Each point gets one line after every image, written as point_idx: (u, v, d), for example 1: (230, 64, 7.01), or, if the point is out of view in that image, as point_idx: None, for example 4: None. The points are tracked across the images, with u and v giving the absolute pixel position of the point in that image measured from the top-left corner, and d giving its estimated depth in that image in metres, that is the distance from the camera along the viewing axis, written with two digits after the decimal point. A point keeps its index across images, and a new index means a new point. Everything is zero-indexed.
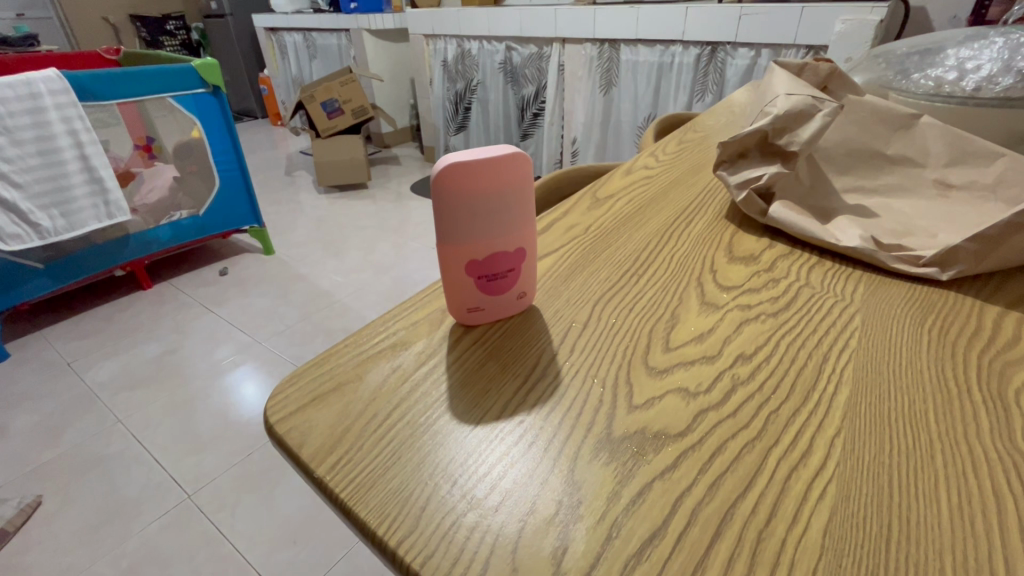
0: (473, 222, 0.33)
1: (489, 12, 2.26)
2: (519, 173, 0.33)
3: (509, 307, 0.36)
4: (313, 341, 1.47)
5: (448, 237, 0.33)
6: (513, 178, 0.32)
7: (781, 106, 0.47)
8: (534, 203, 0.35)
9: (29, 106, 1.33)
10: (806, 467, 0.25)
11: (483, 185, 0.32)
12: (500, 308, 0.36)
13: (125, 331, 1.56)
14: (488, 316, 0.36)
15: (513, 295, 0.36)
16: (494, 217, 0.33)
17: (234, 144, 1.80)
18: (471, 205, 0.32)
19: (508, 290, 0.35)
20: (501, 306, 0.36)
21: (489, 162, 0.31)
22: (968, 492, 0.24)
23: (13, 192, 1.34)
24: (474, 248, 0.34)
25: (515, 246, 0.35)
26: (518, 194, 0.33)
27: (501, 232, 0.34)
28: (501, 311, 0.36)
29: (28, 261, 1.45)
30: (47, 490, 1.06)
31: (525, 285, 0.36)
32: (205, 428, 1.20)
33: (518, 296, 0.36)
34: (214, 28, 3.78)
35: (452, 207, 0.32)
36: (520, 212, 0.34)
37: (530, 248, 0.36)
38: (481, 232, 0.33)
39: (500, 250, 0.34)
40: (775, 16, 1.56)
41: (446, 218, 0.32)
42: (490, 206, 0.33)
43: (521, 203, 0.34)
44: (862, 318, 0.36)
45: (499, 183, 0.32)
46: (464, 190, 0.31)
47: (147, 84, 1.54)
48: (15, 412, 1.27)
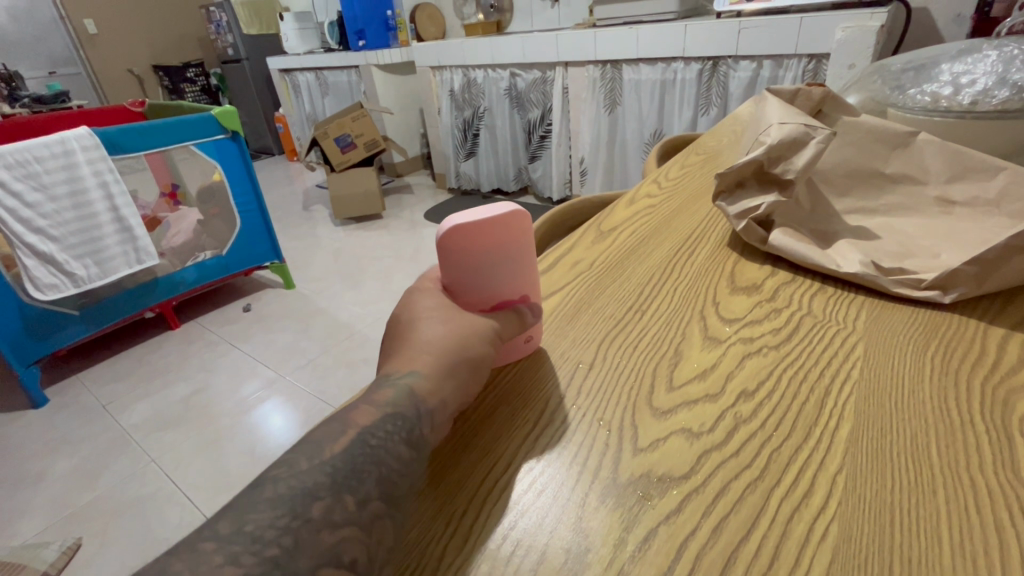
0: (480, 276, 0.35)
1: (492, 41, 2.32)
2: (521, 226, 0.35)
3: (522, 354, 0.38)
4: (336, 373, 1.51)
5: (455, 289, 0.35)
6: (515, 232, 0.35)
7: (775, 136, 0.48)
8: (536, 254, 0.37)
9: (64, 163, 1.41)
10: (808, 508, 0.26)
11: (486, 242, 0.34)
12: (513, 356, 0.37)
13: (157, 372, 1.62)
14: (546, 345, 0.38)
15: (520, 340, 0.37)
16: (500, 269, 0.35)
17: (253, 185, 1.87)
18: (476, 262, 0.34)
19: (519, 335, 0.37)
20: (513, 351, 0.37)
21: (487, 222, 0.33)
22: (969, 530, 0.24)
23: (49, 244, 1.42)
24: (481, 298, 0.36)
25: (519, 295, 0.37)
26: (521, 245, 0.35)
27: (509, 281, 0.36)
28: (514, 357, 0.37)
29: (65, 308, 1.52)
30: (86, 533, 1.09)
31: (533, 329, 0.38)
32: (233, 465, 1.23)
33: (527, 340, 0.38)
34: (232, 73, 3.96)
35: (458, 264, 0.34)
36: (525, 263, 0.36)
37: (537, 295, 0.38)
38: (486, 284, 0.35)
39: (505, 298, 0.36)
40: (775, 27, 1.57)
41: (451, 271, 0.34)
42: (494, 259, 0.34)
43: (525, 254, 0.36)
44: (864, 347, 0.36)
45: (503, 235, 0.34)
46: (470, 247, 0.33)
47: (171, 135, 1.62)
48: (54, 457, 1.32)
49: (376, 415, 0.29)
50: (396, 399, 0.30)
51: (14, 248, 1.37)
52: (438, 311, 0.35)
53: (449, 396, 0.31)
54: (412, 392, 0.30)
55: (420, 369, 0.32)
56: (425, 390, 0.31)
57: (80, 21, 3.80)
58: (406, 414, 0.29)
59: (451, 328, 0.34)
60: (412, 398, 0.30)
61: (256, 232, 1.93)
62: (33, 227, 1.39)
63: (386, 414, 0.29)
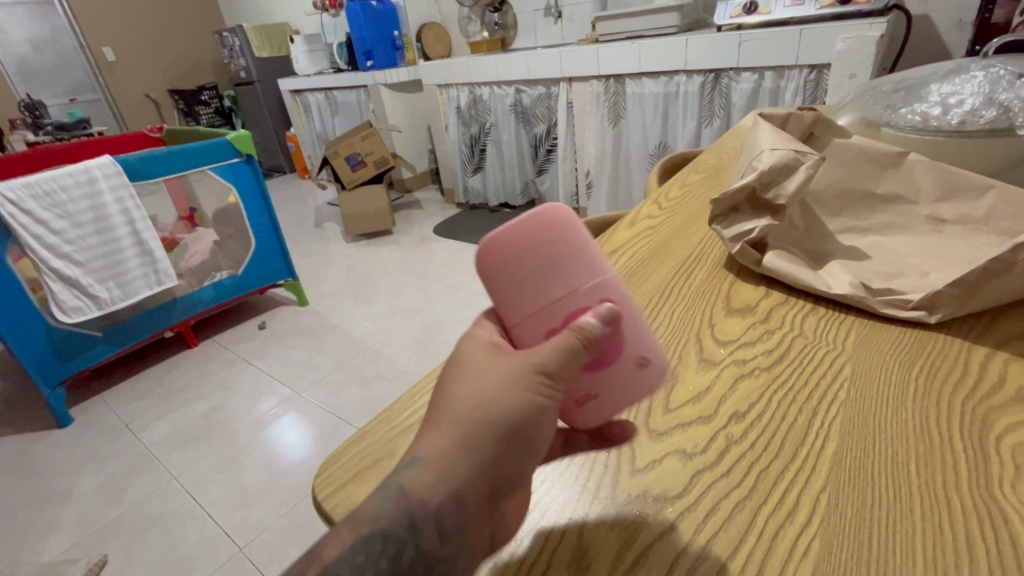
0: (527, 292, 0.30)
1: (497, 59, 2.37)
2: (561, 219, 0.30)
3: (628, 394, 0.32)
4: (350, 388, 1.54)
5: (506, 317, 0.31)
6: (554, 229, 0.30)
7: (766, 162, 0.50)
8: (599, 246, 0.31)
9: (87, 191, 1.47)
10: (792, 526, 0.28)
11: (523, 248, 0.30)
12: (605, 402, 0.32)
13: (176, 390, 1.66)
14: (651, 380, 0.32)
15: (631, 364, 0.32)
16: (547, 278, 0.30)
17: (267, 206, 1.92)
18: (518, 273, 0.30)
19: (623, 357, 0.32)
20: (616, 387, 0.32)
21: (514, 225, 0.30)
22: (942, 545, 0.26)
23: (74, 268, 1.48)
24: (543, 322, 0.31)
25: (599, 300, 0.31)
26: (571, 239, 0.30)
27: (571, 290, 0.30)
28: (607, 404, 0.32)
29: (89, 330, 1.58)
30: (111, 550, 1.12)
31: (635, 351, 0.32)
32: (252, 481, 1.26)
33: (642, 367, 0.32)
34: (244, 95, 4.07)
35: (500, 281, 0.30)
36: (581, 263, 0.31)
37: (627, 302, 0.31)
38: (545, 297, 0.30)
39: (578, 310, 0.31)
40: (775, 40, 1.59)
41: (498, 296, 0.31)
42: (540, 264, 0.30)
43: (577, 254, 0.30)
44: (852, 367, 0.38)
45: (535, 235, 0.30)
46: (499, 262, 0.30)
47: (187, 160, 1.67)
48: (79, 475, 1.36)
49: (349, 542, 0.25)
50: (380, 509, 0.26)
51: (40, 273, 1.42)
52: (466, 360, 0.29)
53: (464, 483, 0.26)
54: (404, 493, 0.26)
55: (422, 454, 0.27)
56: (425, 488, 0.26)
57: (99, 49, 3.94)
58: (397, 527, 0.26)
59: (458, 388, 0.28)
60: (404, 500, 0.26)
61: (271, 252, 1.98)
62: (59, 252, 1.45)
63: (359, 540, 0.25)
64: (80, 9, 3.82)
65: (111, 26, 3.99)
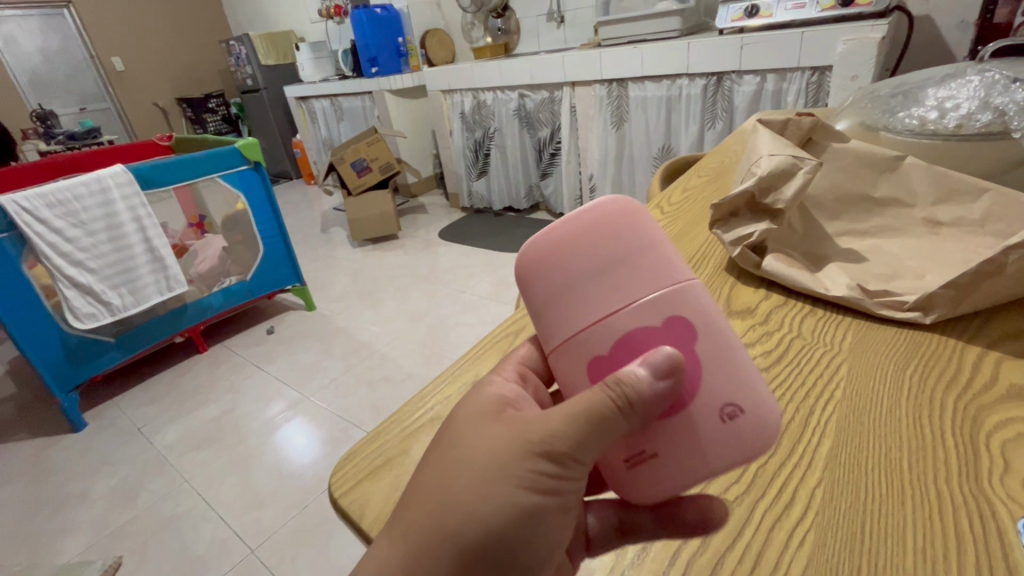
0: (581, 302, 0.30)
1: (501, 65, 2.40)
2: (631, 221, 0.30)
3: (711, 450, 0.29)
4: (358, 392, 1.56)
5: (556, 336, 0.31)
6: (617, 229, 0.30)
7: (765, 167, 0.51)
8: (662, 255, 0.30)
9: (100, 199, 1.50)
10: (788, 519, 0.29)
11: (575, 249, 0.30)
12: (665, 471, 0.30)
13: (187, 394, 1.69)
14: (742, 437, 0.29)
15: (716, 417, 0.29)
16: (602, 288, 0.30)
17: (275, 212, 1.95)
18: (565, 277, 0.30)
19: (698, 403, 0.29)
20: (683, 443, 0.30)
21: (570, 226, 0.30)
22: (933, 538, 0.27)
23: (87, 275, 1.51)
24: (595, 346, 0.30)
25: (661, 320, 0.29)
26: (633, 243, 0.30)
27: (628, 306, 0.29)
28: (662, 475, 0.30)
29: (101, 335, 1.60)
30: (125, 552, 1.14)
31: (714, 399, 0.29)
32: (262, 483, 1.28)
33: (727, 419, 0.29)
34: (251, 102, 4.11)
35: (547, 285, 0.30)
36: (643, 272, 0.30)
37: (697, 326, 0.29)
38: (593, 307, 0.30)
39: (640, 333, 0.29)
40: (777, 43, 1.60)
41: (544, 305, 0.31)
42: (593, 269, 0.30)
43: (639, 260, 0.30)
44: (849, 366, 0.39)
45: (597, 233, 0.30)
46: (553, 262, 0.30)
47: (196, 168, 1.70)
48: (93, 478, 1.38)
49: None
50: None
51: (55, 280, 1.45)
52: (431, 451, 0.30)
53: None
54: None
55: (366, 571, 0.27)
56: None
57: (109, 59, 4.01)
58: None
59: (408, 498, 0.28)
60: None
61: (279, 257, 2.00)
62: (72, 260, 1.47)
63: None
64: (90, 20, 3.88)
65: (120, 36, 4.05)
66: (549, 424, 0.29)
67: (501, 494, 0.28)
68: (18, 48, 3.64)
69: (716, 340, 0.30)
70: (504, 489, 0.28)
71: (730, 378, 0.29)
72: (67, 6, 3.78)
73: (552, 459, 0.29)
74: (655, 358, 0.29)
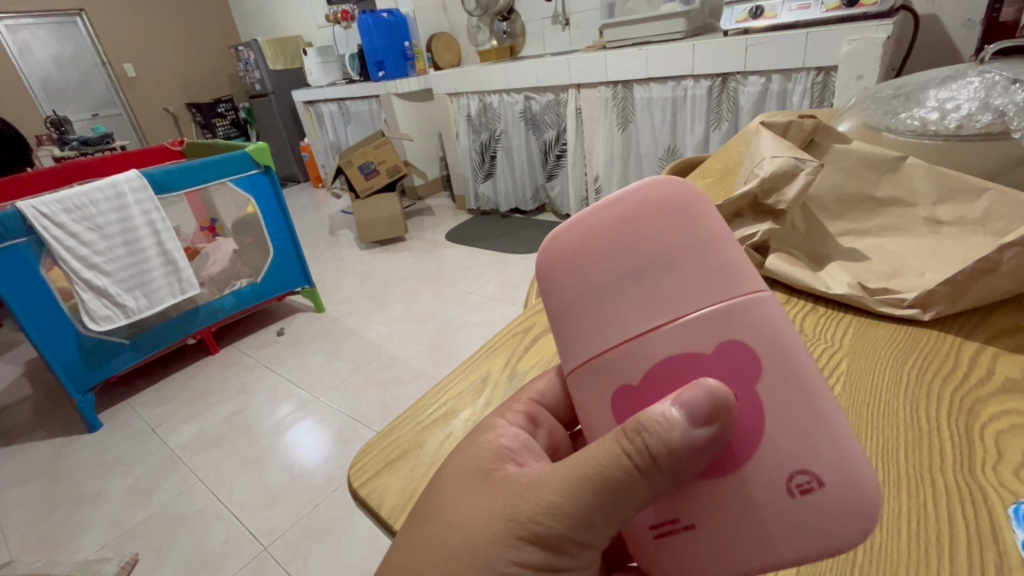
0: (617, 313, 0.30)
1: (507, 69, 2.42)
2: (678, 210, 0.29)
3: (778, 534, 0.28)
4: (367, 392, 1.58)
5: (587, 351, 0.31)
6: (658, 216, 0.30)
7: (767, 169, 0.53)
8: (715, 257, 0.29)
9: (115, 204, 1.53)
10: None
11: (606, 245, 0.30)
12: (693, 545, 0.29)
13: (199, 395, 1.71)
14: (815, 515, 0.27)
15: (791, 491, 0.27)
16: (642, 296, 0.29)
17: (285, 216, 1.98)
18: (596, 281, 0.30)
19: (762, 464, 0.28)
20: (734, 506, 0.28)
21: (607, 220, 0.30)
22: (925, 523, 0.28)
23: (103, 279, 1.54)
24: (629, 370, 0.30)
25: (713, 348, 0.28)
26: (682, 241, 0.29)
27: (667, 325, 0.29)
28: (689, 553, 0.30)
29: (117, 337, 1.64)
30: (142, 549, 1.17)
31: (782, 464, 0.27)
32: (274, 482, 1.30)
33: (799, 493, 0.27)
34: (259, 106, 4.16)
35: (569, 286, 0.31)
36: (693, 281, 0.29)
37: (760, 355, 0.28)
38: (623, 317, 0.30)
39: (681, 359, 0.29)
40: (782, 44, 1.61)
41: (572, 309, 0.31)
42: (628, 272, 0.29)
43: (689, 265, 0.29)
44: (850, 361, 0.41)
45: (644, 227, 0.30)
46: (592, 258, 0.30)
47: (208, 173, 1.73)
48: (109, 477, 1.41)
49: None
50: None
51: (72, 284, 1.48)
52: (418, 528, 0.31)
53: None
54: None
55: None
56: None
57: (120, 65, 4.07)
58: None
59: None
60: None
61: (289, 259, 2.03)
62: (89, 263, 1.51)
63: None
64: (102, 27, 3.95)
65: (130, 43, 4.11)
66: (544, 500, 0.30)
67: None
68: (32, 56, 3.70)
69: (781, 374, 0.28)
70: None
71: (808, 445, 0.27)
72: (79, 14, 3.84)
73: (542, 545, 0.30)
74: (699, 393, 0.28)
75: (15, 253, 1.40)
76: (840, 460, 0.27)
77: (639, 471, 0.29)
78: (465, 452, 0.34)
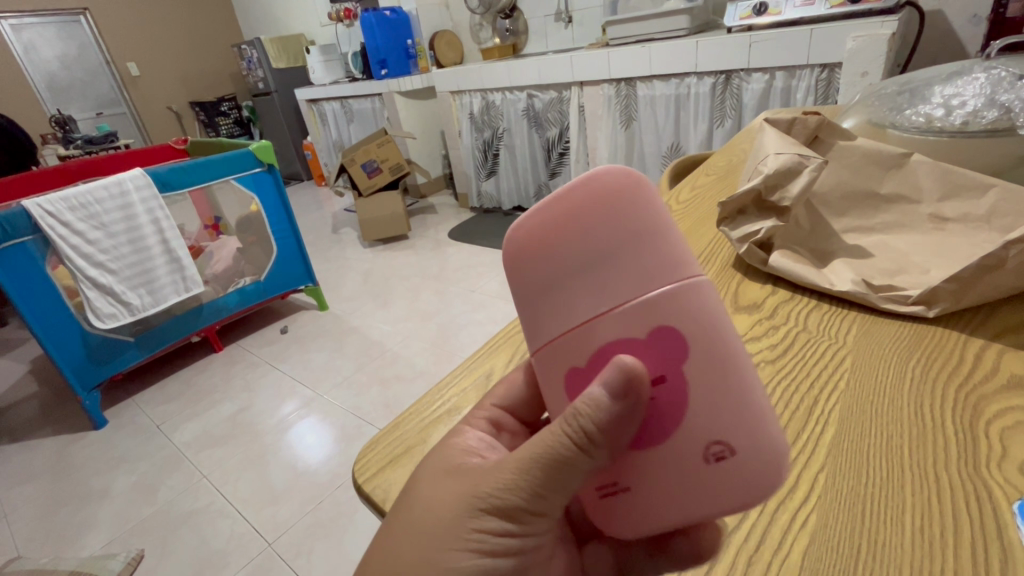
0: (565, 303, 0.30)
1: (509, 68, 2.42)
2: (628, 196, 0.28)
3: (700, 493, 0.29)
4: (370, 390, 1.58)
5: (536, 339, 0.31)
6: (609, 203, 0.29)
7: (771, 166, 0.52)
8: (658, 246, 0.28)
9: (120, 203, 1.54)
10: (792, 502, 0.31)
11: (559, 233, 0.29)
12: (633, 504, 0.31)
13: (204, 392, 1.72)
14: (727, 477, 0.29)
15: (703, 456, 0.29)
16: (591, 286, 0.29)
17: (288, 214, 1.99)
18: (543, 269, 0.30)
19: (681, 430, 0.29)
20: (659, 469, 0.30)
21: (561, 207, 0.29)
22: (929, 520, 0.28)
23: (108, 277, 1.55)
24: (574, 356, 0.30)
25: (648, 332, 0.29)
26: (626, 230, 0.28)
27: (610, 312, 0.29)
28: (630, 510, 0.31)
29: (122, 335, 1.65)
30: (147, 545, 1.18)
31: (698, 432, 0.29)
32: (278, 479, 1.31)
33: (715, 459, 0.28)
34: (262, 105, 4.17)
35: (522, 276, 0.30)
36: (632, 271, 0.28)
37: (687, 337, 0.28)
38: (569, 306, 0.30)
39: (616, 344, 0.29)
40: (787, 41, 1.60)
41: (524, 298, 0.31)
42: (574, 261, 0.29)
43: (629, 256, 0.28)
44: (852, 358, 0.41)
45: (589, 218, 0.29)
46: (545, 248, 0.30)
47: (212, 171, 1.74)
48: (114, 474, 1.42)
49: None
50: None
51: (77, 281, 1.49)
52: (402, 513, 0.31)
53: None
54: None
55: None
56: None
57: (124, 64, 4.09)
58: None
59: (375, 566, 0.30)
60: None
61: (292, 258, 2.04)
62: (94, 261, 1.52)
63: None
64: (106, 26, 3.96)
65: (134, 42, 4.13)
66: (500, 479, 0.31)
67: (458, 558, 0.30)
68: (36, 55, 3.71)
69: (706, 355, 0.28)
70: (457, 553, 0.30)
71: (721, 414, 0.28)
72: (83, 13, 3.85)
73: (504, 516, 0.31)
74: (627, 378, 0.28)
75: (21, 251, 1.41)
76: (751, 429, 0.28)
77: (578, 448, 0.30)
78: (437, 451, 0.33)
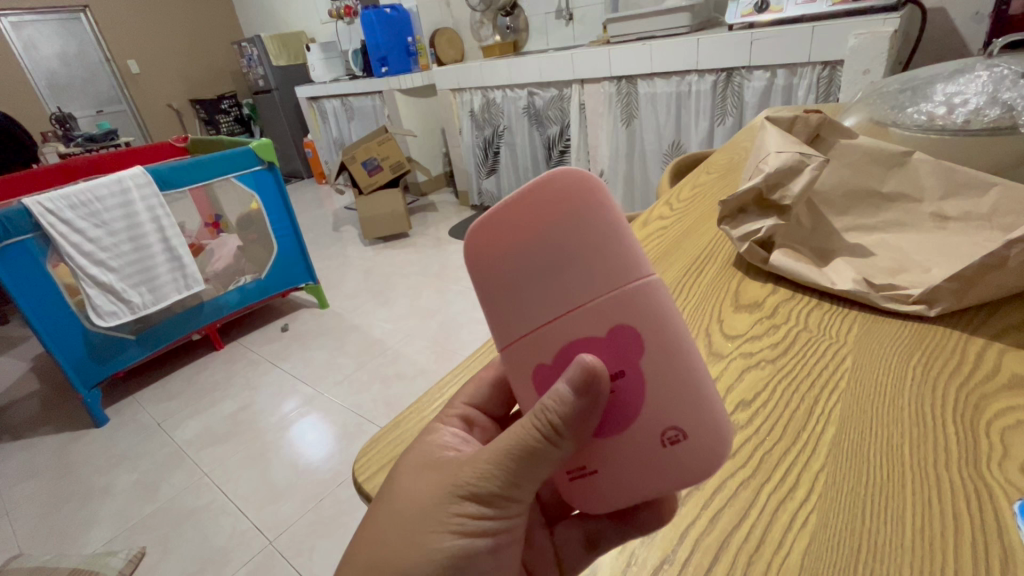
0: (530, 302, 0.30)
1: (509, 65, 2.41)
2: (586, 199, 0.29)
3: (659, 474, 0.31)
4: (370, 387, 1.59)
5: (502, 337, 0.31)
6: (568, 206, 0.29)
7: (772, 164, 0.52)
8: (616, 246, 0.29)
9: (121, 201, 1.53)
10: (793, 501, 0.31)
11: (521, 234, 0.29)
12: (601, 485, 0.33)
13: (205, 390, 1.73)
14: (683, 460, 0.30)
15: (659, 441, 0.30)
16: (555, 287, 0.30)
17: (288, 212, 1.99)
18: (506, 271, 0.30)
19: (640, 420, 0.31)
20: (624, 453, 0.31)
21: (521, 208, 0.29)
22: (931, 521, 0.28)
23: (109, 275, 1.55)
24: (540, 352, 0.31)
25: (608, 330, 0.30)
26: (585, 232, 0.29)
27: (575, 310, 0.30)
28: (599, 490, 0.33)
29: (123, 333, 1.65)
30: (149, 543, 1.18)
31: (658, 420, 0.30)
32: (279, 476, 1.31)
33: (669, 443, 0.30)
34: (262, 102, 4.16)
35: (486, 278, 0.30)
36: (595, 271, 0.29)
37: (643, 334, 0.29)
38: (534, 305, 0.30)
39: (580, 342, 0.30)
40: (788, 38, 1.59)
41: (489, 299, 0.31)
42: (536, 262, 0.29)
43: (591, 258, 0.29)
44: (853, 357, 0.41)
45: (552, 219, 0.29)
46: (508, 250, 0.29)
47: (212, 169, 1.74)
48: (116, 471, 1.42)
49: None
50: None
51: (78, 279, 1.49)
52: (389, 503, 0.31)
53: None
54: None
55: None
56: None
57: (124, 62, 4.08)
58: None
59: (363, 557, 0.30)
60: None
61: (293, 256, 2.04)
62: (95, 259, 1.52)
63: None
64: (106, 23, 3.95)
65: (134, 39, 4.12)
66: (478, 468, 0.31)
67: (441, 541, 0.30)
68: (37, 52, 3.70)
69: (663, 350, 0.29)
70: (438, 537, 0.30)
71: (687, 405, 0.30)
72: (83, 11, 3.84)
73: (482, 502, 0.31)
74: (588, 377, 0.29)
75: (22, 249, 1.41)
76: (702, 416, 0.30)
77: (546, 441, 0.30)
78: (416, 446, 0.33)
